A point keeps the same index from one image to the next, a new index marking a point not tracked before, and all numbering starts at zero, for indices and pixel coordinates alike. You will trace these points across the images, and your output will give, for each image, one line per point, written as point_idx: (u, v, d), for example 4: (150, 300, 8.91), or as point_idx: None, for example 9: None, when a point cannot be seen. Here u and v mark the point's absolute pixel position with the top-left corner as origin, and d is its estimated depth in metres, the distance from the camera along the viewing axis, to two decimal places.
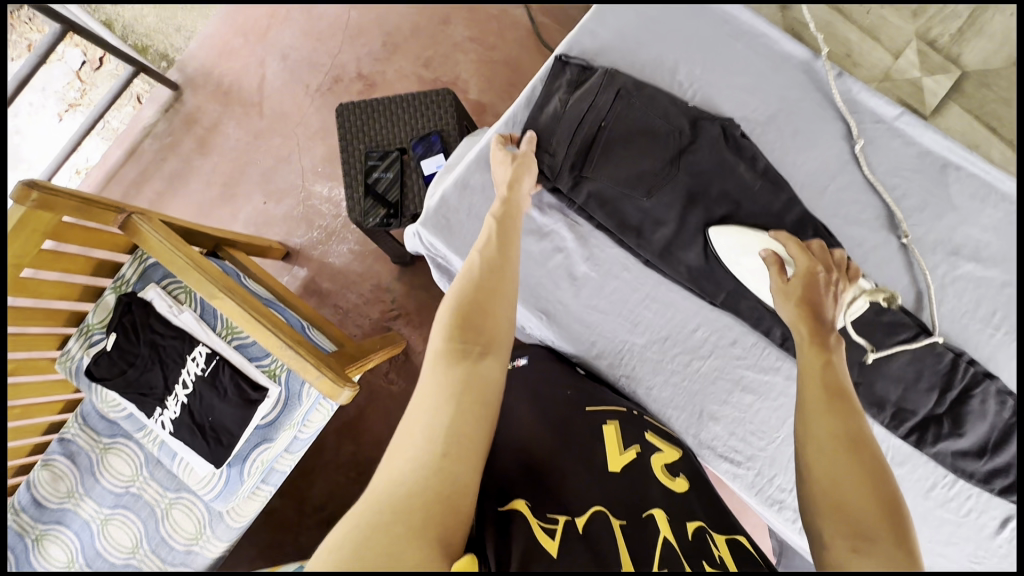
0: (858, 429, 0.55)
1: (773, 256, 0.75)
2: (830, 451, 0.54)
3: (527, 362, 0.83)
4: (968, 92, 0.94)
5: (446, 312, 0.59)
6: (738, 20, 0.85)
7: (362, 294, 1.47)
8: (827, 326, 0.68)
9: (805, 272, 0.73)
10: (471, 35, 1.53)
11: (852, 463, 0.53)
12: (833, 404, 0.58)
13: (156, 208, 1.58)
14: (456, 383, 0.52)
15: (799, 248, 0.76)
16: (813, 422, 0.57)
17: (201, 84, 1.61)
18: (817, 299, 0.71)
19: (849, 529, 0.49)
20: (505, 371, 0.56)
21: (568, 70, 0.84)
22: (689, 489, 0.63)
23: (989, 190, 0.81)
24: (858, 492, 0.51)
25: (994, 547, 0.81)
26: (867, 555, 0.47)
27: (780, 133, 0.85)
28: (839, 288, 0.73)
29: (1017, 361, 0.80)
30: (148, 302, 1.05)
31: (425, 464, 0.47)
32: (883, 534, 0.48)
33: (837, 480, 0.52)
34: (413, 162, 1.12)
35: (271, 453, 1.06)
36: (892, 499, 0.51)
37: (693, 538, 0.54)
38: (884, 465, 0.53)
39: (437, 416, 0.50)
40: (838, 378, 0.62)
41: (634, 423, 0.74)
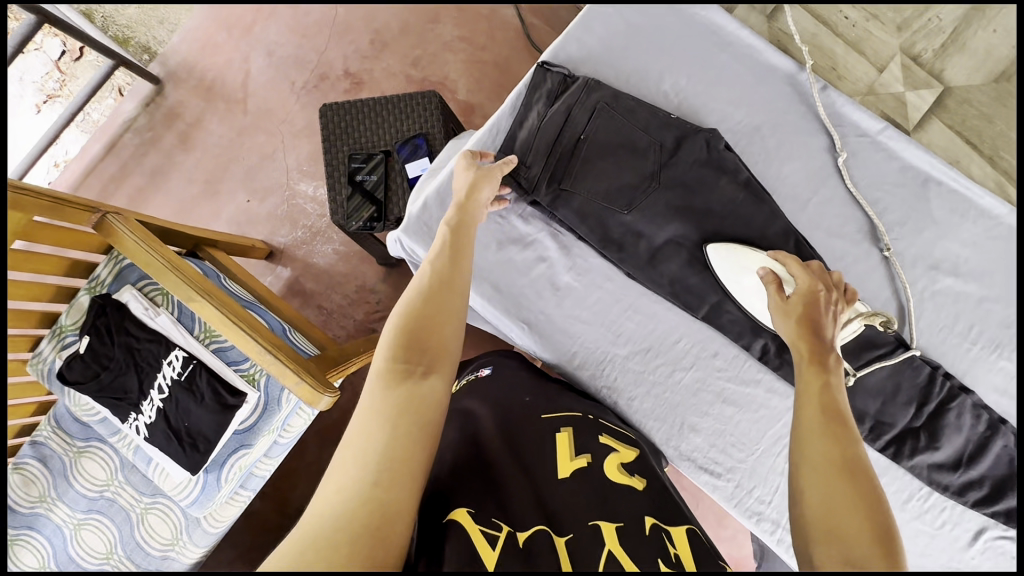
0: (853, 453, 0.53)
1: (770, 273, 0.71)
2: (827, 476, 0.51)
3: (491, 372, 0.82)
4: (950, 107, 0.95)
5: (391, 332, 0.60)
6: (725, 30, 0.85)
7: (347, 295, 1.45)
8: (827, 348, 0.63)
9: (805, 291, 0.68)
10: (460, 35, 1.52)
11: (847, 490, 0.50)
12: (829, 425, 0.55)
13: (136, 205, 1.54)
14: (394, 406, 0.53)
15: (799, 267, 0.72)
16: (811, 444, 0.54)
17: (184, 79, 1.58)
18: (815, 316, 0.66)
19: (840, 558, 0.46)
20: (447, 390, 0.57)
21: (550, 79, 0.83)
22: (644, 488, 0.63)
23: (969, 205, 0.82)
24: (853, 520, 0.48)
25: (966, 558, 0.82)
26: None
27: (764, 146, 0.85)
28: (840, 311, 0.68)
29: (992, 375, 0.81)
30: (123, 304, 1.03)
31: (355, 493, 0.47)
32: (876, 565, 0.45)
33: (832, 507, 0.49)
34: (398, 165, 1.10)
35: (249, 458, 1.05)
36: (885, 530, 0.48)
37: (648, 535, 0.55)
38: (878, 493, 0.51)
39: (373, 440, 0.50)
40: (838, 402, 0.57)
41: (586, 428, 0.71)
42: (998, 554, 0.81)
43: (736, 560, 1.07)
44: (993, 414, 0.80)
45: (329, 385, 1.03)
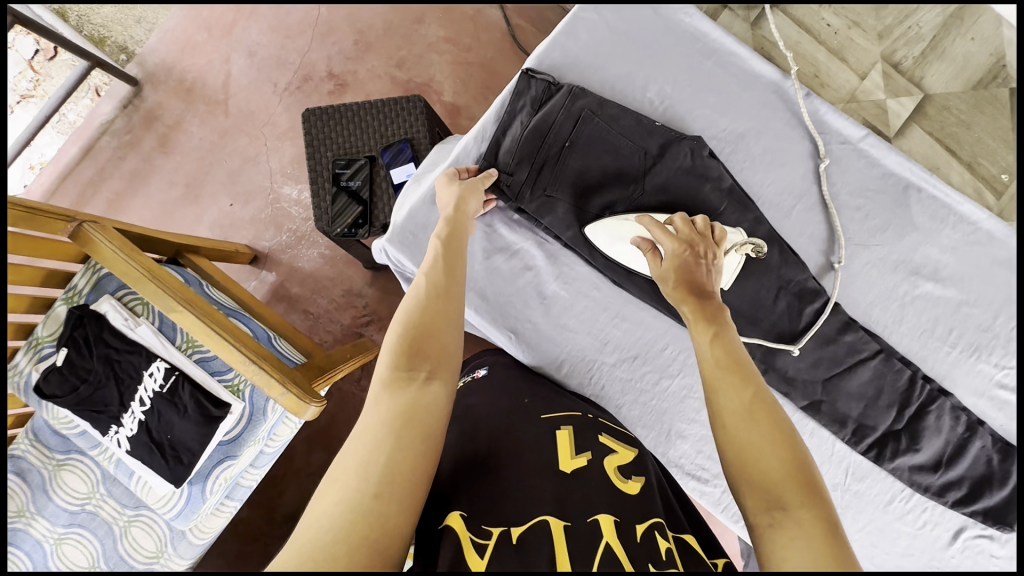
0: (757, 396, 0.56)
1: (643, 243, 0.72)
2: (743, 422, 0.54)
3: (488, 372, 0.82)
4: (930, 114, 0.96)
5: (393, 339, 0.59)
6: (709, 37, 0.85)
7: (333, 300, 1.43)
8: (709, 302, 0.66)
9: (674, 257, 0.70)
10: (445, 36, 1.50)
11: (761, 432, 0.53)
12: (732, 377, 0.58)
13: (114, 209, 1.51)
14: (397, 413, 0.52)
15: (664, 231, 0.72)
16: (722, 396, 0.57)
17: (162, 80, 1.54)
18: (691, 276, 0.68)
19: (764, 501, 0.49)
20: (450, 396, 0.56)
21: (534, 85, 0.82)
22: (641, 492, 0.59)
23: (948, 212, 0.83)
24: (769, 458, 0.51)
25: (947, 557, 0.84)
26: (785, 526, 0.48)
27: (749, 153, 0.86)
28: (713, 262, 0.70)
29: (970, 378, 0.83)
30: (102, 314, 1.00)
31: (355, 506, 0.45)
32: (793, 497, 0.49)
33: (750, 452, 0.52)
34: (382, 171, 1.09)
35: (235, 470, 1.04)
36: (798, 457, 0.51)
37: (641, 540, 0.52)
38: (787, 425, 0.54)
39: (375, 451, 0.49)
40: (735, 349, 0.61)
41: (587, 429, 0.68)
42: (976, 553, 0.83)
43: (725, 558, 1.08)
44: (972, 416, 0.82)
45: (314, 394, 1.02)
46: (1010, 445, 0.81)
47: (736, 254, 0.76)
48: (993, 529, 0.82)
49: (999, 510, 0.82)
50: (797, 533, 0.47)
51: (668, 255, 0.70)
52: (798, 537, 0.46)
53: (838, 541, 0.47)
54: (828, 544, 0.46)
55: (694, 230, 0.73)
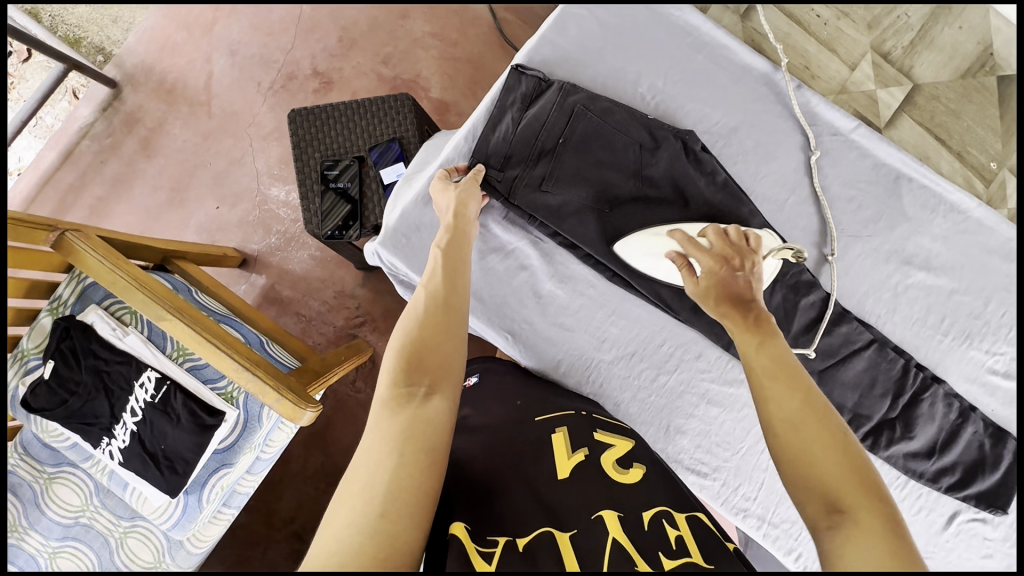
0: (812, 401, 0.54)
1: (679, 259, 0.71)
2: (800, 427, 0.52)
3: (479, 380, 0.80)
4: (919, 104, 0.96)
5: (392, 356, 0.58)
6: (699, 30, 0.85)
7: (325, 301, 1.42)
8: (751, 314, 0.64)
9: (711, 277, 0.68)
10: (432, 31, 1.48)
11: (819, 438, 0.51)
12: (783, 383, 0.56)
13: (97, 214, 1.47)
14: (399, 430, 0.51)
15: (698, 245, 0.70)
16: (774, 403, 0.55)
17: (142, 81, 1.50)
18: (729, 294, 0.66)
19: (824, 504, 0.48)
20: (452, 410, 0.55)
21: (523, 82, 0.81)
22: (643, 481, 0.58)
23: (939, 201, 0.84)
24: (829, 463, 0.49)
25: (942, 542, 0.85)
26: (847, 529, 0.46)
27: (741, 146, 0.85)
28: (752, 273, 0.68)
29: (963, 365, 0.84)
30: (89, 325, 0.98)
31: (363, 528, 0.44)
32: (858, 499, 0.47)
33: (807, 457, 0.50)
34: (372, 171, 1.08)
35: (231, 477, 1.02)
36: (859, 462, 0.49)
37: (648, 528, 0.52)
38: (844, 429, 0.52)
39: (379, 471, 0.48)
40: (787, 356, 0.59)
41: (582, 425, 0.67)
42: (970, 536, 0.84)
43: None
44: (964, 402, 0.83)
45: (310, 399, 1.01)
46: (1001, 430, 0.83)
47: (774, 259, 0.74)
48: (984, 512, 0.84)
49: (992, 493, 0.83)
50: (861, 536, 0.45)
51: (704, 273, 0.68)
52: (864, 540, 0.45)
53: (906, 543, 0.45)
54: (896, 546, 0.44)
55: (728, 241, 0.71)
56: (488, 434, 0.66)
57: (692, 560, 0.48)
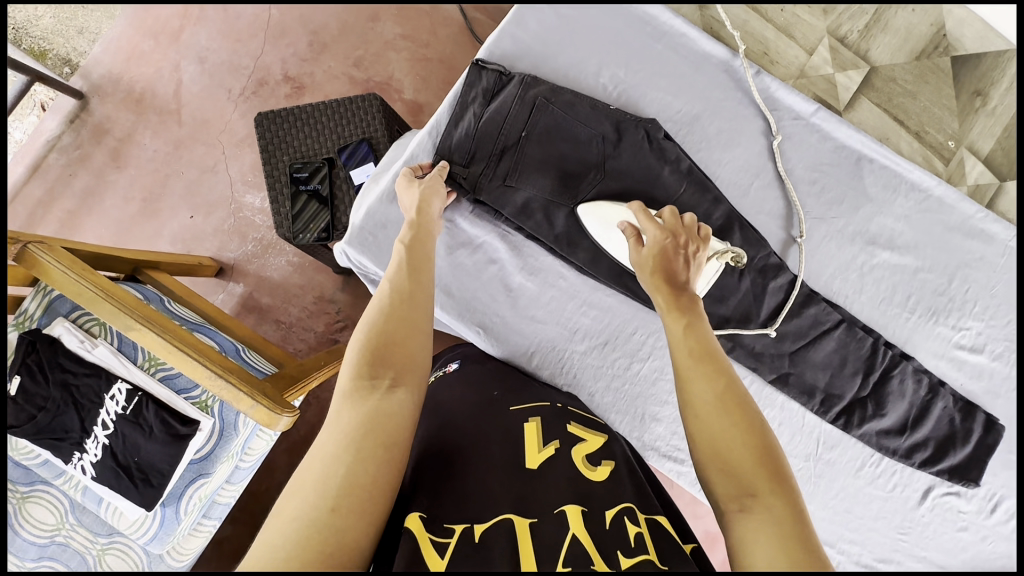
0: (729, 386, 0.54)
1: (627, 228, 0.72)
2: (716, 411, 0.52)
3: (459, 366, 0.81)
4: (877, 86, 0.98)
5: (356, 350, 0.58)
6: (658, 20, 0.85)
7: (305, 307, 1.40)
8: (684, 290, 0.64)
9: (655, 246, 0.69)
10: (402, 32, 1.48)
11: (733, 425, 0.51)
12: (702, 364, 0.56)
13: (67, 228, 1.45)
14: (360, 423, 0.50)
15: (649, 219, 0.71)
16: (694, 386, 0.55)
17: (110, 92, 1.48)
18: (670, 265, 0.66)
19: (734, 488, 0.49)
20: (415, 403, 0.55)
21: (485, 77, 0.81)
22: (611, 477, 0.58)
23: (900, 180, 0.85)
24: (741, 449, 0.50)
25: (918, 517, 0.86)
26: (753, 514, 0.47)
27: (704, 134, 0.86)
28: (694, 255, 0.69)
29: (930, 342, 0.85)
30: (55, 338, 0.96)
31: (310, 520, 0.44)
32: (764, 486, 0.48)
33: (721, 442, 0.51)
34: (342, 173, 1.07)
35: (209, 487, 1.01)
36: (769, 449, 0.50)
37: (611, 526, 0.51)
38: (758, 415, 0.52)
39: (334, 462, 0.47)
40: (708, 338, 0.59)
41: (554, 418, 0.67)
42: (945, 510, 0.85)
43: (711, 533, 1.04)
44: (933, 378, 0.84)
45: (286, 404, 1.00)
46: (970, 403, 0.84)
47: (716, 262, 0.76)
48: (958, 486, 0.85)
49: (963, 466, 0.84)
50: (763, 521, 0.46)
51: (649, 241, 0.69)
52: (768, 524, 0.46)
53: (804, 527, 0.46)
54: (796, 532, 0.45)
55: (680, 220, 0.72)
56: (454, 424, 0.66)
57: (648, 558, 0.47)
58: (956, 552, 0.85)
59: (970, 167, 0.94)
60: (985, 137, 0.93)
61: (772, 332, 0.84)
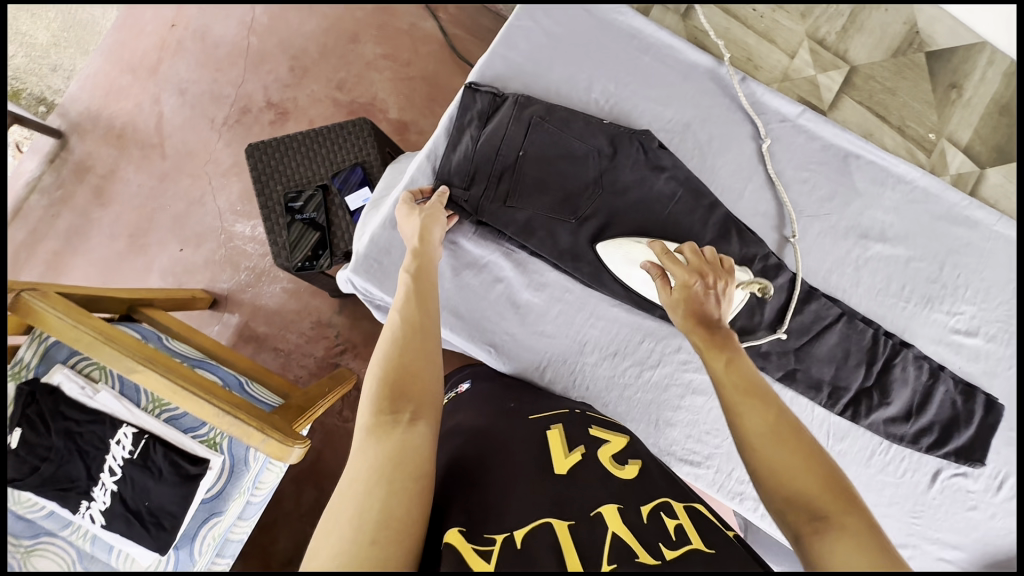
0: (781, 416, 0.53)
1: (653, 267, 0.71)
2: (772, 443, 0.51)
3: (471, 387, 0.80)
4: (857, 85, 1.01)
5: (372, 385, 0.57)
6: (643, 33, 0.88)
7: (304, 333, 1.39)
8: (718, 332, 0.62)
9: (683, 289, 0.67)
10: (384, 53, 1.49)
11: (789, 452, 0.50)
12: (750, 399, 0.54)
13: (53, 270, 1.42)
14: (386, 458, 0.50)
15: (674, 260, 0.69)
16: (743, 419, 0.53)
17: (89, 129, 1.46)
18: (701, 309, 0.64)
19: (806, 514, 0.47)
20: (437, 433, 0.55)
21: (479, 99, 0.82)
22: (640, 474, 0.58)
23: (886, 174, 0.89)
24: (804, 480, 0.49)
25: (929, 500, 0.88)
26: (836, 543, 0.45)
27: (696, 140, 0.88)
28: (723, 291, 0.66)
29: (927, 328, 0.88)
30: (55, 387, 0.94)
31: (351, 557, 0.43)
32: (838, 510, 0.47)
33: (781, 472, 0.49)
34: (337, 198, 1.07)
35: (223, 525, 0.99)
36: (825, 467, 0.49)
37: (649, 520, 0.51)
38: (810, 439, 0.52)
39: (368, 498, 0.47)
40: (748, 371, 0.57)
41: (576, 422, 0.67)
42: (954, 490, 0.87)
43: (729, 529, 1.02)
44: (933, 363, 0.87)
45: (297, 435, 0.99)
46: (970, 385, 0.87)
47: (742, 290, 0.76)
48: (965, 466, 0.87)
49: (968, 447, 0.86)
50: (849, 545, 0.45)
51: (677, 284, 0.67)
52: (852, 548, 0.44)
53: (883, 543, 0.45)
54: (877, 550, 0.44)
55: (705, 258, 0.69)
56: (472, 441, 0.65)
57: (694, 547, 0.48)
58: (967, 531, 0.87)
59: (952, 157, 0.98)
60: (964, 127, 0.97)
61: (779, 334, 0.85)
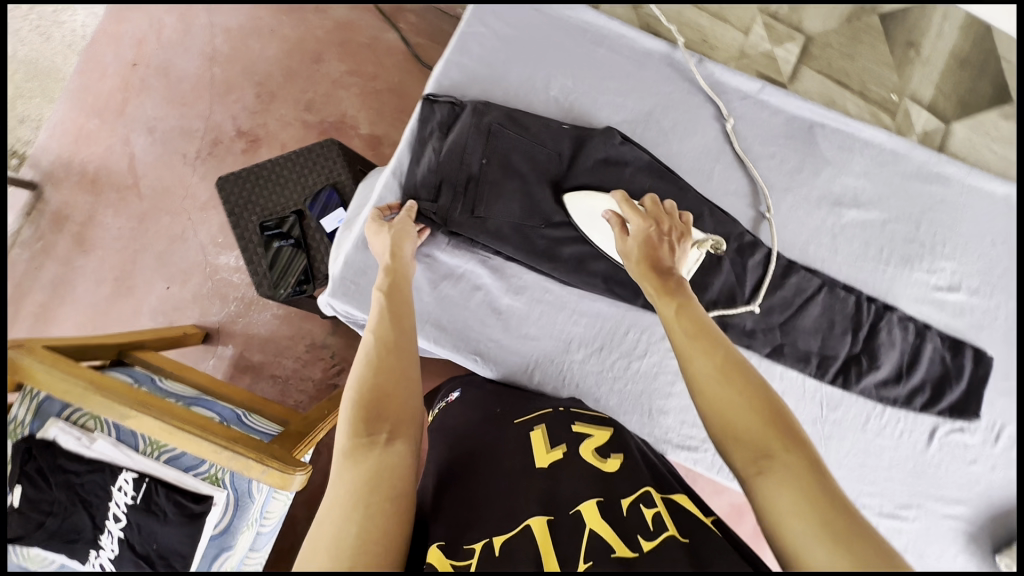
0: (728, 357, 0.54)
1: (613, 216, 0.75)
2: (718, 382, 0.52)
3: (460, 395, 0.79)
4: (815, 54, 1.01)
5: (348, 408, 0.56)
6: (596, 26, 0.89)
7: (300, 357, 1.39)
8: (671, 277, 0.65)
9: (640, 233, 0.72)
10: (349, 69, 1.48)
11: (740, 395, 0.51)
12: (699, 341, 0.56)
13: (42, 322, 1.41)
14: (362, 481, 0.50)
15: (633, 208, 0.75)
16: (696, 362, 0.55)
17: (63, 177, 1.46)
18: (655, 252, 0.68)
19: (749, 449, 0.48)
20: (416, 453, 0.55)
21: (438, 110, 0.83)
22: (622, 467, 0.57)
23: (853, 140, 0.90)
24: (746, 416, 0.50)
25: (929, 458, 0.88)
26: (774, 475, 0.46)
27: (660, 127, 0.88)
28: (677, 240, 0.72)
29: (910, 289, 0.88)
30: (51, 441, 0.93)
31: None
32: (778, 446, 0.47)
33: (731, 413, 0.50)
34: (313, 222, 1.05)
35: (234, 559, 1.00)
36: (775, 409, 0.50)
37: (628, 513, 0.51)
38: (759, 381, 0.52)
39: (345, 523, 0.47)
40: (700, 316, 0.59)
41: (559, 421, 0.66)
42: (952, 445, 0.88)
43: (738, 506, 1.04)
44: (918, 322, 0.87)
45: (298, 462, 0.99)
46: (956, 340, 0.87)
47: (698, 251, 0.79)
48: (960, 422, 0.88)
49: (962, 401, 0.87)
50: (785, 477, 0.45)
51: (634, 230, 0.72)
52: (789, 481, 0.45)
53: (825, 479, 0.45)
54: (816, 483, 0.44)
55: (662, 210, 0.75)
56: (457, 449, 0.65)
57: (670, 534, 0.47)
58: (970, 485, 0.87)
59: (916, 115, 0.98)
60: (926, 85, 0.98)
61: (756, 309, 0.86)
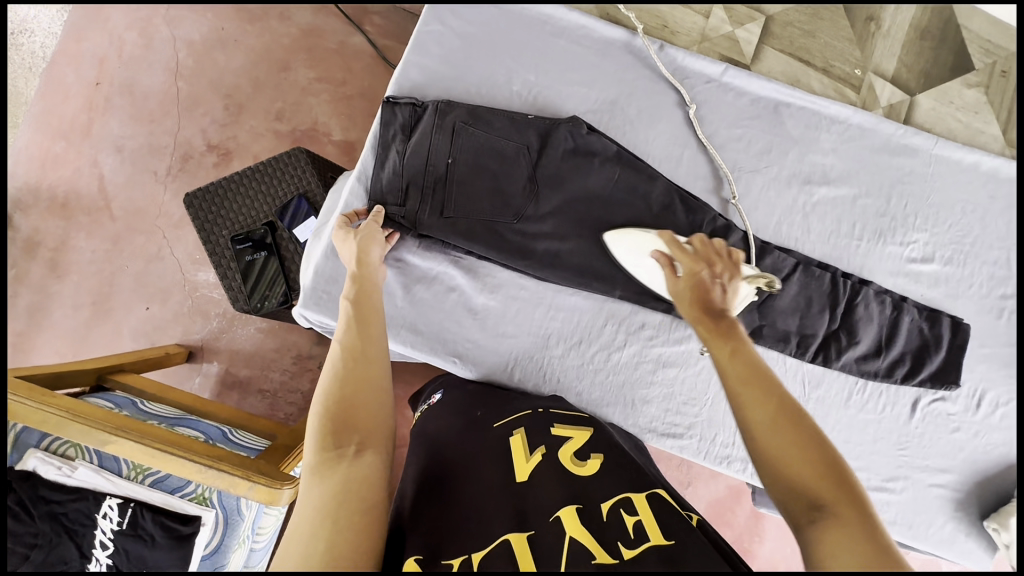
0: (781, 401, 0.51)
1: (662, 256, 0.71)
2: (773, 429, 0.50)
3: (442, 395, 0.79)
4: (777, 33, 1.01)
5: (315, 421, 0.56)
6: (555, 18, 0.88)
7: (286, 370, 1.38)
8: (722, 317, 0.60)
9: (690, 275, 0.67)
10: (316, 76, 1.46)
11: (795, 444, 0.48)
12: (751, 384, 0.53)
13: (19, 353, 1.38)
14: (330, 496, 0.49)
15: (681, 249, 0.71)
16: (749, 406, 0.51)
17: (31, 203, 1.42)
18: (705, 293, 0.64)
19: (805, 502, 0.46)
20: (386, 462, 0.54)
21: (399, 111, 0.81)
22: (601, 468, 0.57)
23: (819, 117, 0.90)
24: (801, 468, 0.47)
25: (913, 429, 0.89)
26: (831, 531, 0.44)
27: (626, 116, 0.87)
28: (728, 281, 0.67)
29: (885, 262, 0.89)
30: (30, 473, 0.92)
31: None
32: (835, 501, 0.45)
33: (787, 463, 0.48)
34: (285, 233, 1.05)
35: None
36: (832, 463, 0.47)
37: (607, 517, 0.51)
38: (814, 429, 0.50)
39: (312, 540, 0.46)
40: (752, 356, 0.55)
41: (537, 424, 0.66)
42: (934, 414, 0.88)
43: (734, 489, 1.09)
44: (895, 295, 0.88)
45: (286, 476, 0.98)
46: (934, 311, 0.87)
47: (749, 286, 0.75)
48: (942, 391, 0.88)
49: (942, 371, 0.87)
50: (842, 535, 0.43)
51: (683, 272, 0.68)
52: (847, 540, 0.43)
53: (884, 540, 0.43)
54: (876, 546, 0.42)
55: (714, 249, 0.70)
56: (436, 455, 0.65)
57: (652, 544, 0.47)
58: (954, 453, 0.88)
59: (881, 89, 0.98)
60: (888, 58, 0.98)
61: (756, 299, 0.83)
